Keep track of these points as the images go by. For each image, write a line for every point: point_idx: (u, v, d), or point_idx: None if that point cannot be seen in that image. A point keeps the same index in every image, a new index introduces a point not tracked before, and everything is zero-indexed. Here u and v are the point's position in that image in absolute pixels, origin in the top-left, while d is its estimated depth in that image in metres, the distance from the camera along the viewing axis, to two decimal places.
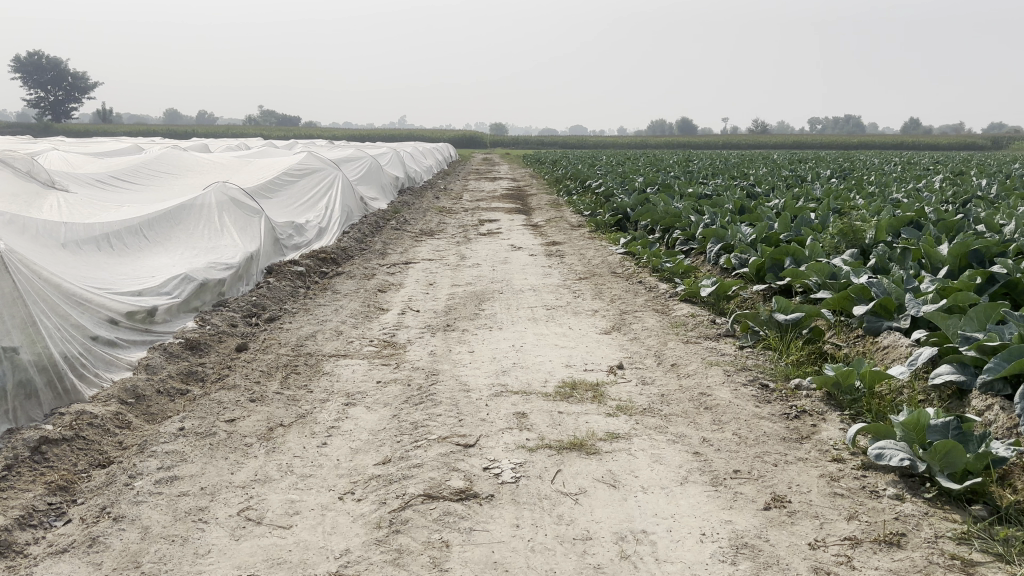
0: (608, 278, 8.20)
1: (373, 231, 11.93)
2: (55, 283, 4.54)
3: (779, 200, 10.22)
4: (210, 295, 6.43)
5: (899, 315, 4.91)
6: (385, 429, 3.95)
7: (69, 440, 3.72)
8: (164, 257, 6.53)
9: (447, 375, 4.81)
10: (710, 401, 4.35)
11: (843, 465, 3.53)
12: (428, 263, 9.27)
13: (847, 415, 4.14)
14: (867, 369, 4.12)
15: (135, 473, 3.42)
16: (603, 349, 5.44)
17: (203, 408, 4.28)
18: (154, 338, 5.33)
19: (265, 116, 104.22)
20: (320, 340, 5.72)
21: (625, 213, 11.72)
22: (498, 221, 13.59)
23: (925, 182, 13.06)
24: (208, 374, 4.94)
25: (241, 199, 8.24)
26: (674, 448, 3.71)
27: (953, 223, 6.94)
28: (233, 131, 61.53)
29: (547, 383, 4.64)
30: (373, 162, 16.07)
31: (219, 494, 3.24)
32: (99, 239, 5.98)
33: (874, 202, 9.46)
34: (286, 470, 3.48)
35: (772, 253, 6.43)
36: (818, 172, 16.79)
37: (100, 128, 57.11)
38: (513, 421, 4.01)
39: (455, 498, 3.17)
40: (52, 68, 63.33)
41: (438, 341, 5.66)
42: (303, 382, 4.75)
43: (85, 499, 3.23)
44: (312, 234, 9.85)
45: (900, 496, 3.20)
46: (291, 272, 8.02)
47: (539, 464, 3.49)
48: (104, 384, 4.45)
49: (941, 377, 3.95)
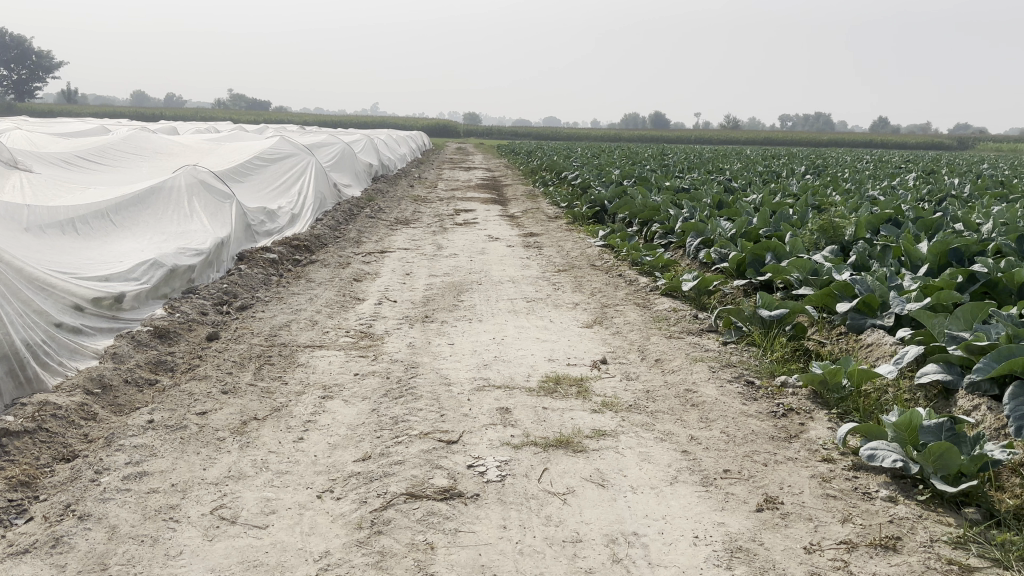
0: (588, 270, 8.11)
1: (347, 218, 11.73)
2: (17, 267, 4.34)
3: (756, 195, 10.20)
4: (180, 282, 6.22)
5: (883, 313, 4.87)
6: (365, 424, 3.82)
7: (31, 432, 3.53)
8: (132, 241, 6.31)
9: (427, 368, 4.69)
10: (696, 398, 4.28)
11: (833, 465, 3.48)
12: (404, 252, 9.12)
13: (834, 414, 4.09)
14: (854, 367, 4.06)
15: (102, 469, 3.25)
16: (586, 343, 5.34)
17: (173, 399, 4.11)
18: (122, 326, 5.13)
19: (236, 100, 102.69)
20: (295, 330, 5.55)
21: (603, 205, 11.66)
22: (474, 211, 13.45)
23: (898, 179, 13.17)
24: (178, 364, 4.75)
25: (211, 183, 8.01)
26: (662, 446, 3.62)
27: (932, 222, 6.91)
28: (203, 114, 60.63)
29: (529, 376, 4.54)
30: (347, 149, 15.82)
31: (191, 491, 3.09)
32: (64, 222, 5.75)
33: (850, 199, 9.46)
34: (261, 466, 3.34)
35: (753, 249, 6.38)
36: (791, 168, 16.83)
37: (65, 108, 55.59)
38: (496, 417, 3.90)
39: (440, 498, 3.05)
40: (16, 46, 61.90)
41: (417, 332, 5.54)
42: (277, 373, 4.59)
43: (47, 496, 3.06)
44: (285, 220, 9.64)
45: (893, 499, 3.15)
46: (264, 259, 7.81)
47: (525, 462, 3.39)
48: (69, 372, 4.26)
49: (928, 376, 3.88)
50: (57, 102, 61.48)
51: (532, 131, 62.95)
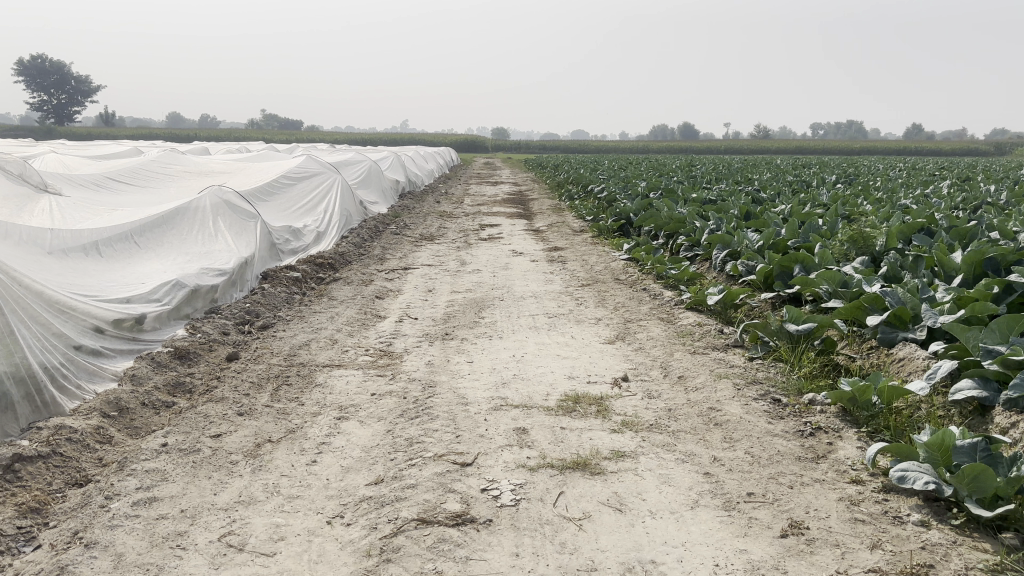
0: (612, 285, 8.00)
1: (372, 235, 11.75)
2: (37, 290, 4.36)
3: (785, 206, 10.00)
4: (202, 301, 6.24)
5: (915, 326, 4.70)
6: (379, 446, 3.76)
7: (45, 457, 3.52)
8: (155, 262, 6.35)
9: (445, 387, 4.61)
10: (720, 417, 4.15)
11: (862, 487, 3.34)
12: (427, 268, 9.09)
13: (864, 432, 3.95)
14: (885, 384, 3.91)
15: (112, 494, 3.22)
16: (608, 360, 5.24)
17: (189, 422, 4.08)
18: (142, 347, 5.14)
19: (269, 120, 104.40)
20: (315, 349, 5.52)
21: (628, 218, 11.51)
22: (500, 226, 13.41)
23: (933, 187, 12.85)
24: (196, 386, 4.73)
25: (236, 202, 8.05)
26: (684, 468, 3.51)
27: (966, 231, 6.70)
28: (235, 134, 61.53)
29: (548, 396, 4.45)
30: (373, 166, 15.87)
31: (199, 517, 3.05)
32: (87, 245, 5.79)
33: (882, 208, 9.25)
34: (272, 491, 3.29)
35: (781, 261, 6.22)
36: (821, 177, 16.56)
37: (102, 131, 56.79)
38: (512, 437, 3.81)
39: (451, 524, 2.97)
40: (55, 72, 63.40)
41: (436, 350, 5.47)
42: (294, 394, 4.55)
43: (57, 523, 3.03)
44: (310, 238, 9.67)
45: (925, 523, 3.01)
46: (287, 278, 7.82)
47: (540, 485, 3.30)
48: (87, 396, 4.26)
49: (962, 392, 3.73)
50: (95, 126, 62.81)
51: (561, 145, 62.94)
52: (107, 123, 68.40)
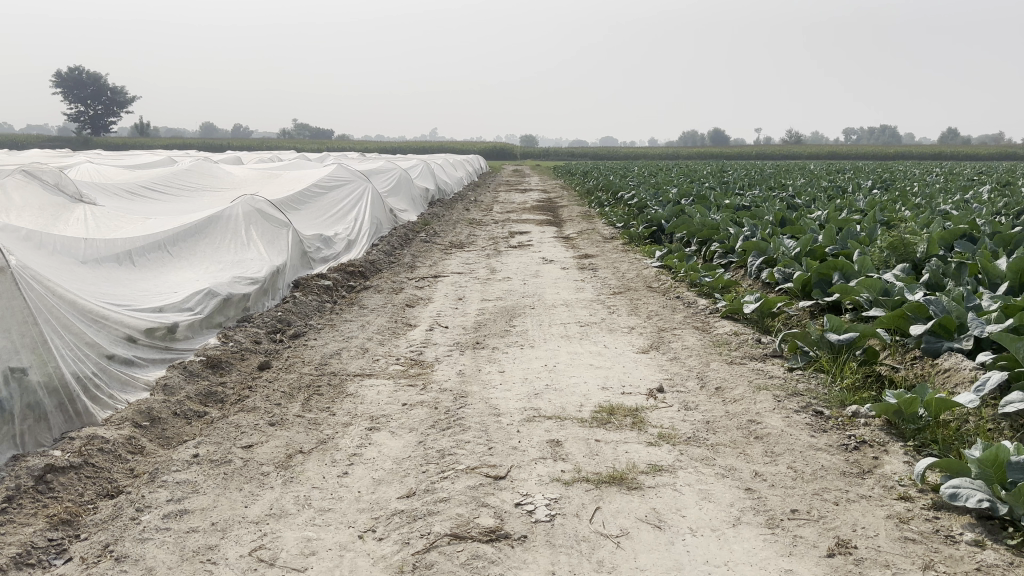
0: (644, 293, 7.89)
1: (403, 243, 11.74)
2: (71, 299, 4.38)
3: (821, 212, 9.81)
4: (235, 310, 6.24)
5: (961, 336, 4.55)
6: (410, 458, 3.70)
7: (77, 467, 3.50)
8: (188, 271, 6.36)
9: (477, 397, 4.54)
10: (760, 430, 4.03)
11: (911, 504, 3.21)
12: (458, 276, 9.04)
13: (911, 446, 3.81)
14: (932, 396, 3.77)
15: (143, 507, 3.20)
16: (642, 370, 5.13)
17: (220, 432, 4.06)
18: (174, 356, 5.13)
19: (300, 130, 105.65)
20: (345, 358, 5.49)
21: (660, 225, 11.38)
22: (529, 234, 13.35)
23: (973, 193, 12.55)
24: (228, 395, 4.72)
25: (268, 211, 8.08)
26: (724, 483, 3.40)
27: (1011, 237, 6.50)
28: (265, 142, 62.24)
29: (582, 407, 4.35)
30: (403, 174, 15.90)
31: (230, 531, 3.01)
32: (120, 255, 5.83)
33: (921, 214, 9.03)
34: (303, 504, 3.24)
35: (819, 268, 6.07)
36: (856, 183, 16.30)
37: (138, 141, 57.83)
38: (547, 450, 3.73)
39: (485, 540, 2.89)
40: (92, 83, 64.71)
41: (467, 360, 5.41)
42: (325, 404, 4.51)
43: (88, 535, 3.01)
44: (341, 247, 9.67)
45: (980, 542, 2.88)
46: (318, 287, 7.82)
47: (575, 500, 3.21)
48: (119, 406, 4.25)
49: (1012, 405, 3.56)
50: (131, 136, 63.90)
51: (588, 151, 62.91)
52: (142, 134, 69.59)
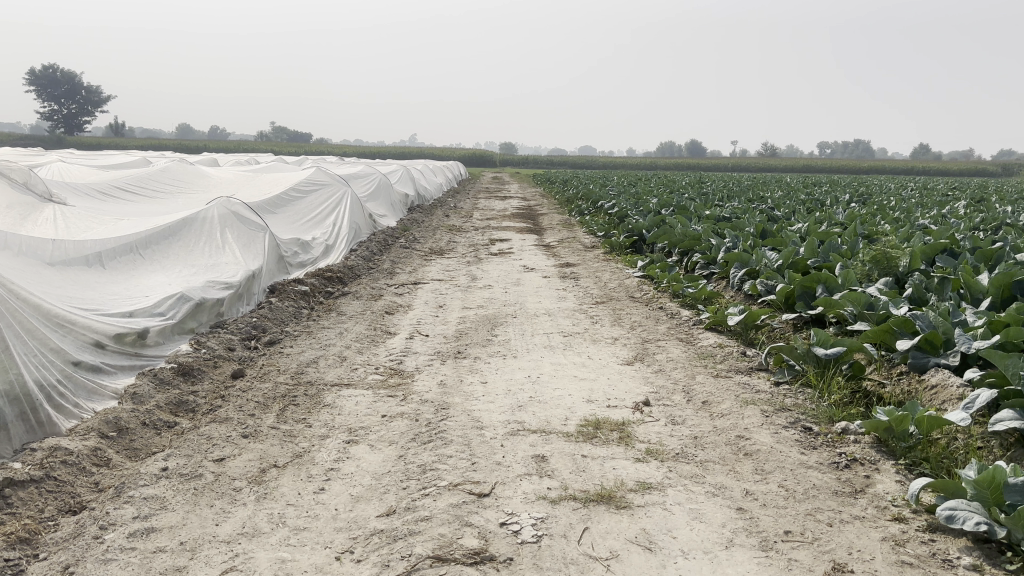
0: (627, 303, 7.80)
1: (382, 249, 11.58)
2: (35, 303, 4.19)
3: (802, 224, 9.80)
4: (208, 315, 6.06)
5: (947, 351, 4.49)
6: (390, 473, 3.56)
7: (38, 481, 3.33)
8: (160, 274, 6.17)
9: (458, 410, 4.41)
10: (750, 447, 3.94)
11: (906, 525, 3.13)
12: (438, 283, 8.90)
13: (901, 465, 3.73)
14: (922, 414, 3.70)
15: (108, 524, 3.03)
16: (627, 383, 5.03)
17: (191, 445, 3.89)
18: (144, 363, 4.95)
19: (277, 132, 104.82)
20: (323, 367, 5.33)
21: (641, 235, 11.31)
22: (510, 241, 13.24)
23: (950, 207, 12.62)
24: (199, 405, 4.54)
25: (244, 214, 7.89)
26: (715, 503, 3.30)
27: (991, 252, 6.48)
28: (242, 145, 61.64)
29: (567, 421, 4.23)
30: (382, 179, 15.73)
31: (200, 551, 2.85)
32: (90, 257, 5.63)
33: (901, 227, 9.05)
34: (277, 522, 3.09)
35: (803, 281, 6.01)
36: (835, 196, 16.39)
37: (111, 141, 57.03)
38: (532, 466, 3.61)
39: (469, 562, 2.77)
40: (66, 81, 63.72)
41: (448, 369, 5.28)
42: (301, 415, 4.35)
43: (47, 555, 2.84)
44: (318, 251, 9.48)
45: (978, 567, 2.80)
46: (295, 291, 7.64)
47: (563, 520, 3.09)
48: (84, 415, 4.07)
49: (1004, 423, 3.48)
50: (106, 137, 62.97)
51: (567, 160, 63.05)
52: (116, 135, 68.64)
